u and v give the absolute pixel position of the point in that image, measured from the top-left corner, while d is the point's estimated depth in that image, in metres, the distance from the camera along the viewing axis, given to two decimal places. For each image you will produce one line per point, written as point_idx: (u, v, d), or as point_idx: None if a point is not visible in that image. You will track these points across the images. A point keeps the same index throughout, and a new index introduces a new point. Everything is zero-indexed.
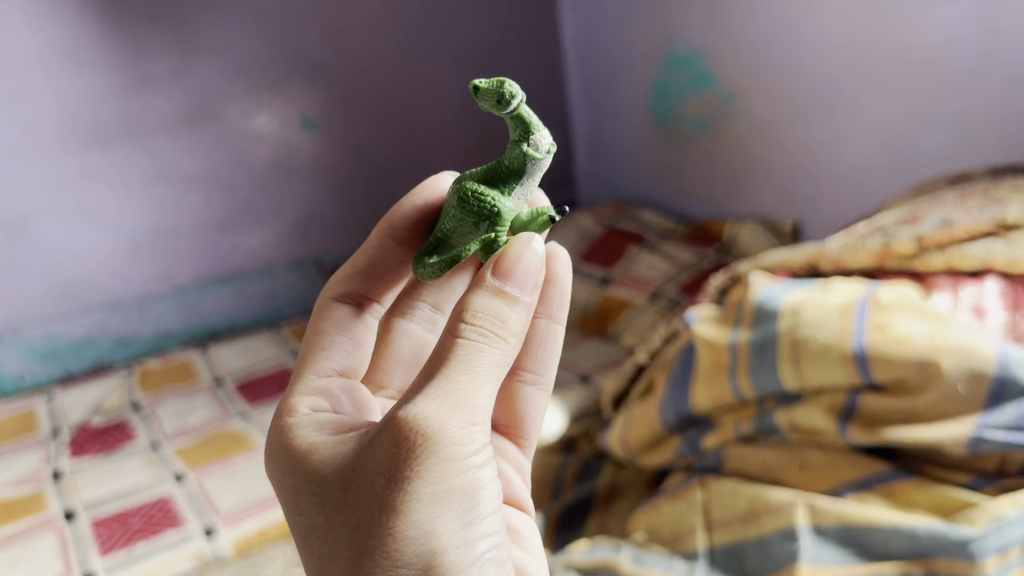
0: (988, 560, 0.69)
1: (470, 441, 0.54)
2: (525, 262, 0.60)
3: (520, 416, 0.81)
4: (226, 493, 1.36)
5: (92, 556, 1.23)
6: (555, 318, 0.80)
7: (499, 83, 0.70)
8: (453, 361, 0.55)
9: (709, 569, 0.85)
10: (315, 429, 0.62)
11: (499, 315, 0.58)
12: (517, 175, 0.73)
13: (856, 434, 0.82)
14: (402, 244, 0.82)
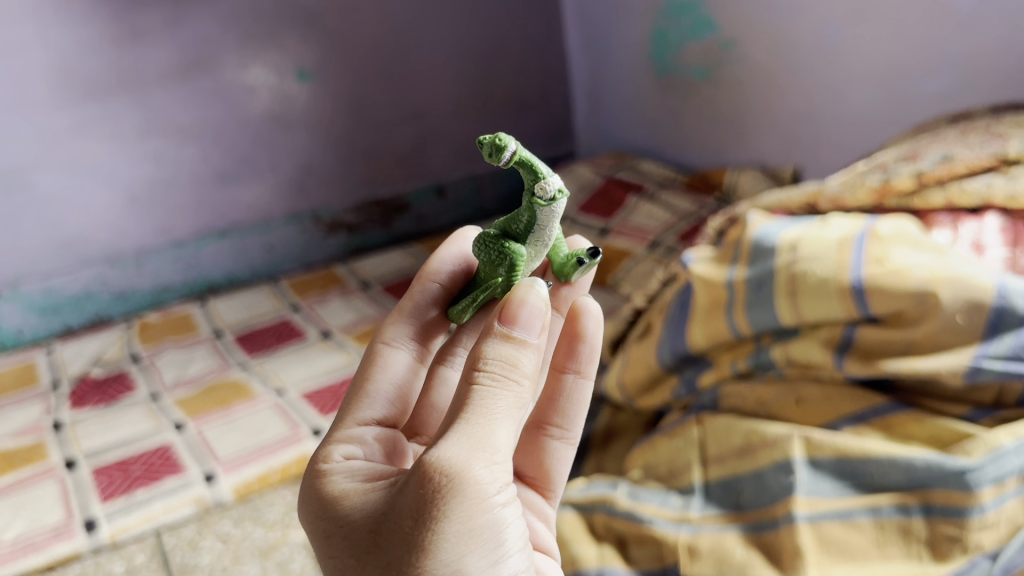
0: (984, 491, 0.70)
1: (493, 480, 0.53)
2: (532, 307, 0.59)
3: (548, 473, 0.76)
4: (226, 440, 1.36)
5: (92, 502, 1.24)
6: (584, 376, 0.76)
7: (493, 136, 0.70)
8: (470, 407, 0.55)
9: (703, 503, 0.85)
10: (346, 476, 0.61)
11: (510, 359, 0.57)
12: (530, 221, 0.72)
13: (853, 366, 0.81)
14: (447, 285, 0.87)
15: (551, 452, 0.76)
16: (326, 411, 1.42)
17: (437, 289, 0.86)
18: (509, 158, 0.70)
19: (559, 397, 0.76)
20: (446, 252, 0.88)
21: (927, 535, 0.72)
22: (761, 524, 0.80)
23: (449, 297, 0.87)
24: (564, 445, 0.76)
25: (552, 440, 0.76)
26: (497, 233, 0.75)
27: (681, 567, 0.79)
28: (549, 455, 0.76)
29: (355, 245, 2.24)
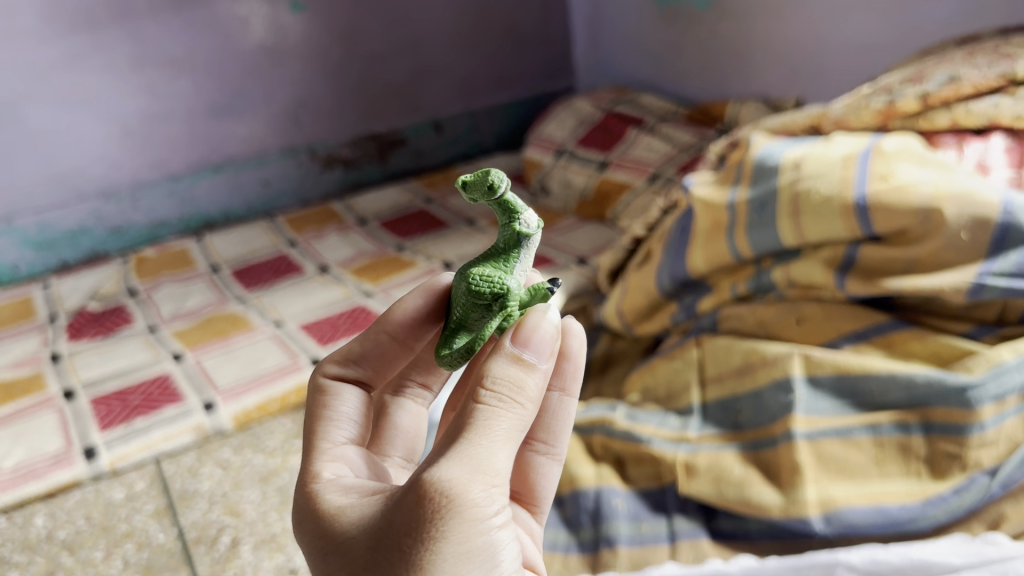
0: (985, 407, 0.70)
1: (490, 503, 0.48)
2: (545, 335, 0.55)
3: (528, 491, 0.64)
4: (225, 369, 1.37)
5: (91, 431, 1.24)
6: (570, 390, 0.63)
7: (484, 172, 0.64)
8: (472, 427, 0.50)
9: (701, 423, 0.86)
10: (339, 489, 0.54)
11: (516, 382, 0.52)
12: (512, 255, 0.66)
13: (855, 286, 0.80)
14: (399, 333, 0.68)
15: (530, 468, 0.63)
16: (324, 341, 1.42)
17: (387, 338, 0.68)
18: (500, 189, 0.64)
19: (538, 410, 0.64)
20: (415, 302, 0.69)
21: (926, 452, 0.73)
22: (760, 443, 0.80)
23: (402, 343, 0.68)
24: (549, 459, 0.64)
25: (533, 451, 0.64)
26: (477, 269, 0.65)
27: (679, 485, 0.80)
28: (529, 470, 0.63)
29: (351, 180, 2.22)
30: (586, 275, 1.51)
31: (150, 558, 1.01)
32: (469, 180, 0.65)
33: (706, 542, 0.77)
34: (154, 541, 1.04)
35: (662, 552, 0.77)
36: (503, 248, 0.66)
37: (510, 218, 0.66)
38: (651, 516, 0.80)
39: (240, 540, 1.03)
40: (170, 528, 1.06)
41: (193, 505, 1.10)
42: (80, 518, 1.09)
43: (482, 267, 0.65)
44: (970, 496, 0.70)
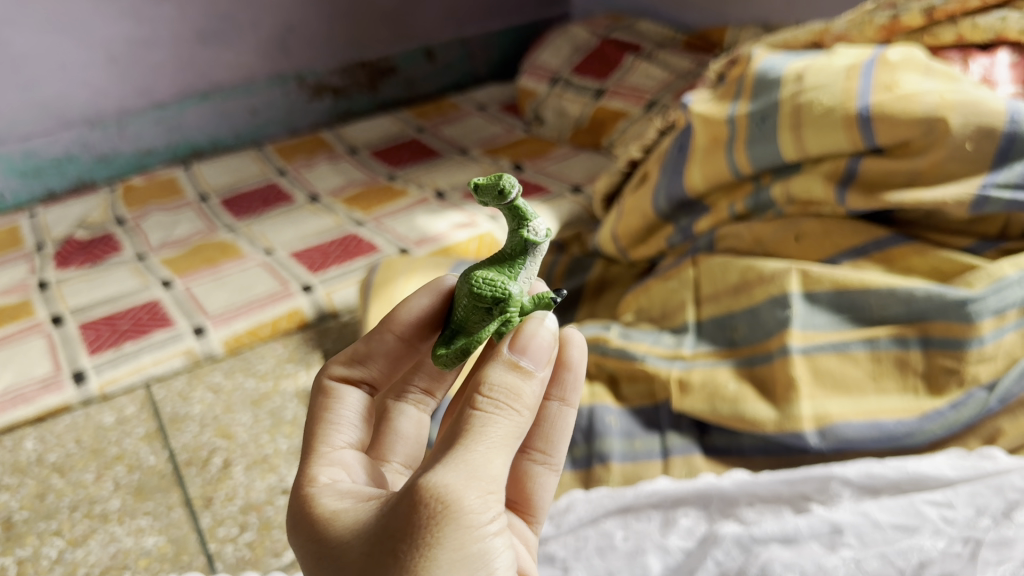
0: (985, 322, 0.70)
1: (487, 509, 0.45)
2: (542, 343, 0.51)
3: (523, 502, 0.61)
4: (214, 295, 1.35)
5: (80, 355, 1.23)
6: (569, 400, 0.60)
7: (497, 176, 0.58)
8: (468, 432, 0.46)
9: (696, 341, 0.85)
10: (335, 493, 0.51)
11: (512, 389, 0.49)
12: (518, 262, 0.61)
13: (856, 201, 0.78)
14: (403, 334, 0.65)
15: (527, 478, 0.61)
16: (315, 268, 1.40)
17: (393, 342, 0.64)
18: (512, 195, 0.58)
19: (537, 420, 0.61)
20: (424, 301, 0.66)
21: (924, 367, 0.73)
22: (755, 358, 0.80)
23: (408, 348, 0.65)
24: (546, 469, 0.61)
25: (530, 460, 0.61)
26: (481, 270, 0.60)
27: (673, 402, 0.80)
28: (525, 479, 0.61)
29: (341, 110, 2.18)
30: (581, 204, 1.50)
31: (141, 480, 1.01)
32: (482, 181, 0.59)
33: (699, 458, 0.78)
34: (145, 463, 1.03)
35: (655, 467, 0.79)
36: (511, 255, 0.60)
37: (519, 224, 0.60)
38: (644, 435, 0.81)
39: (232, 461, 1.02)
40: (161, 451, 1.05)
41: (184, 428, 1.09)
42: (71, 441, 1.08)
43: (487, 271, 0.60)
44: (967, 411, 0.70)
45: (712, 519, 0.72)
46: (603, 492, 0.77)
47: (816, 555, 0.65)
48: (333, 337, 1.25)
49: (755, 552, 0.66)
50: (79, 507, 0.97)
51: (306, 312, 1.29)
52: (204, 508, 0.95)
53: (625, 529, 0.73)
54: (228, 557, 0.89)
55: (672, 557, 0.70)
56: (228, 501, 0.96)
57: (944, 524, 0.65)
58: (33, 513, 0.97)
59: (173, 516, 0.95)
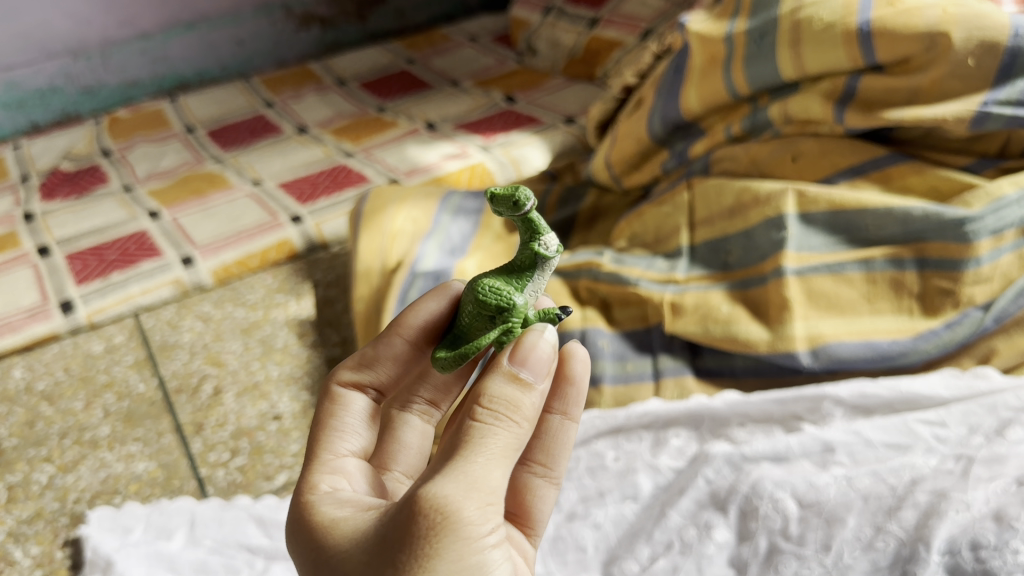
0: (982, 242, 0.69)
1: (486, 520, 0.43)
2: (542, 355, 0.50)
3: (521, 514, 0.59)
4: (202, 226, 1.33)
5: (68, 285, 1.21)
6: (572, 413, 0.59)
7: (514, 187, 0.57)
8: (467, 444, 0.45)
9: (689, 265, 0.84)
10: (334, 501, 0.50)
11: (512, 401, 0.48)
12: (525, 275, 0.59)
13: (854, 120, 0.77)
14: (412, 338, 0.63)
15: (527, 488, 0.59)
16: (304, 199, 1.38)
17: (402, 347, 0.63)
18: (528, 207, 0.57)
19: (538, 431, 0.60)
20: (435, 305, 0.64)
21: (919, 289, 0.72)
22: (749, 281, 0.79)
23: (417, 355, 0.64)
24: (547, 481, 0.60)
25: (530, 471, 0.60)
26: (489, 278, 0.59)
27: (665, 325, 0.80)
28: (524, 491, 0.59)
29: (329, 41, 2.14)
30: (574, 134, 1.48)
31: (131, 407, 1.00)
32: (498, 192, 0.58)
33: (690, 379, 0.79)
34: (134, 391, 1.03)
35: (646, 389, 0.80)
36: (519, 266, 0.59)
37: (531, 237, 0.59)
38: (636, 357, 0.81)
39: (222, 388, 1.02)
40: (150, 378, 1.05)
41: (174, 356, 1.08)
42: (59, 370, 1.08)
43: (495, 279, 0.59)
44: (962, 330, 0.70)
45: (702, 440, 0.74)
46: (594, 413, 0.78)
47: (808, 473, 0.66)
48: (323, 267, 1.24)
49: (746, 470, 0.69)
50: (69, 434, 0.97)
51: (296, 242, 1.28)
52: (195, 434, 0.95)
53: (616, 449, 0.76)
54: (219, 481, 0.89)
55: (662, 476, 0.73)
56: (219, 427, 0.96)
57: (936, 443, 0.65)
58: (22, 441, 0.96)
59: (163, 442, 0.94)
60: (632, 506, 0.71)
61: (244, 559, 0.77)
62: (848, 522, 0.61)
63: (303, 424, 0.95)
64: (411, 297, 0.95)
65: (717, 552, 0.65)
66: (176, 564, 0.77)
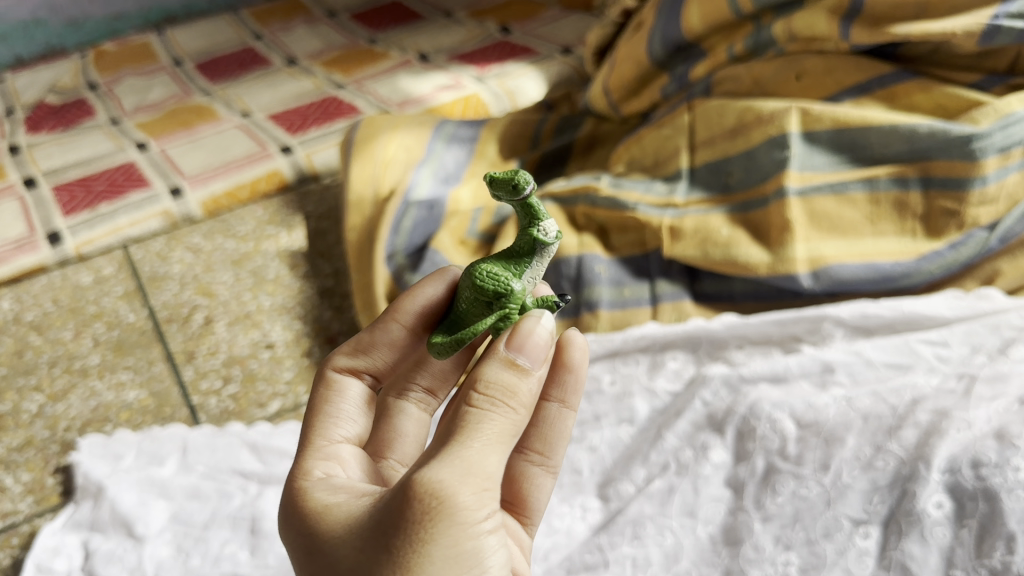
0: (989, 161, 0.67)
1: (481, 506, 0.42)
2: (540, 341, 0.47)
3: (518, 503, 0.57)
4: (190, 157, 1.30)
5: (55, 217, 1.19)
6: (570, 402, 0.58)
7: (513, 171, 0.53)
8: (463, 428, 0.43)
9: (689, 188, 0.83)
10: (329, 488, 0.48)
11: (508, 386, 0.45)
12: (524, 261, 0.54)
13: (860, 36, 0.75)
14: (409, 324, 0.59)
15: (523, 477, 0.57)
16: (294, 130, 1.35)
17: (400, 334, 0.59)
18: (527, 191, 0.52)
19: (535, 420, 0.58)
20: (436, 291, 0.60)
21: (923, 209, 0.71)
22: (749, 203, 0.77)
23: (416, 343, 0.61)
24: (544, 470, 0.58)
25: (527, 460, 0.58)
26: (486, 263, 0.55)
27: (664, 249, 0.79)
28: (521, 479, 0.57)
29: None
30: (572, 65, 1.45)
31: (121, 337, 0.99)
32: (497, 177, 0.54)
33: (688, 303, 0.78)
34: (124, 321, 1.01)
35: (643, 314, 0.79)
36: (517, 252, 0.54)
37: (530, 223, 0.54)
38: (633, 282, 0.80)
39: (214, 318, 1.00)
40: (140, 309, 1.03)
41: (164, 287, 1.07)
42: (48, 301, 1.06)
43: (494, 263, 0.54)
44: (967, 251, 0.69)
45: (699, 363, 0.74)
46: (590, 336, 0.78)
47: (807, 393, 0.65)
48: (315, 199, 1.22)
49: (743, 391, 0.68)
50: (59, 363, 0.96)
51: (286, 174, 1.25)
52: (187, 363, 0.94)
53: (612, 373, 0.76)
54: (212, 409, 0.88)
55: (659, 400, 0.72)
56: (210, 356, 0.95)
57: (938, 363, 0.65)
58: (11, 370, 0.95)
59: (154, 370, 0.93)
60: (628, 430, 0.71)
61: (237, 485, 0.76)
62: (847, 442, 0.61)
63: (296, 353, 0.94)
64: (405, 226, 0.93)
65: (713, 473, 0.65)
66: (169, 490, 0.76)
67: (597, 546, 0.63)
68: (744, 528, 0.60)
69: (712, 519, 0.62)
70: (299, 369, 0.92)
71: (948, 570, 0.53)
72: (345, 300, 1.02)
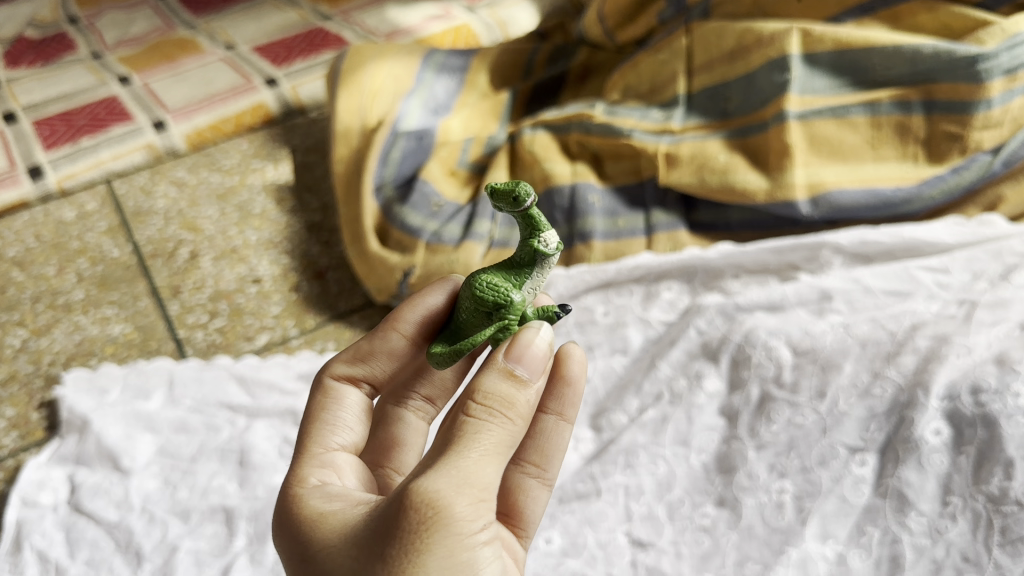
0: (995, 83, 0.65)
1: (479, 517, 0.38)
2: (539, 352, 0.43)
3: (513, 515, 0.50)
4: (173, 90, 1.26)
5: (35, 151, 1.14)
6: (568, 414, 0.52)
7: (514, 182, 0.48)
8: (459, 439, 0.40)
9: (686, 115, 0.81)
10: (324, 495, 0.44)
11: (506, 398, 0.41)
12: (525, 272, 0.50)
13: None
14: (411, 333, 0.55)
15: (517, 488, 0.50)
16: (279, 62, 1.32)
17: (400, 343, 0.55)
18: (529, 203, 0.48)
19: (530, 432, 0.52)
20: (438, 299, 0.55)
21: (925, 133, 0.70)
22: (747, 129, 0.76)
23: (417, 352, 0.56)
24: (540, 483, 0.51)
25: (523, 472, 0.51)
26: (486, 273, 0.50)
27: (659, 177, 0.77)
28: (515, 491, 0.50)
29: None
30: None
31: (106, 272, 0.97)
32: (499, 188, 0.49)
33: (683, 233, 0.77)
34: (108, 256, 0.99)
35: (638, 245, 0.77)
36: (517, 262, 0.50)
37: (531, 235, 0.50)
38: (628, 212, 0.78)
39: (199, 253, 0.98)
40: (125, 244, 1.01)
41: (148, 222, 1.04)
42: (30, 237, 1.04)
43: (492, 273, 0.50)
44: (970, 176, 0.68)
45: (694, 293, 0.73)
46: (583, 268, 0.75)
47: (803, 321, 0.64)
48: (300, 133, 1.19)
49: (738, 320, 0.67)
50: (42, 299, 0.94)
51: (272, 106, 1.22)
52: (172, 297, 0.92)
53: (606, 304, 0.74)
54: (198, 342, 0.87)
55: (653, 330, 0.71)
56: (196, 290, 0.93)
57: (938, 290, 0.64)
58: None
59: (139, 305, 0.92)
60: (621, 360, 0.70)
61: (225, 418, 0.75)
62: (844, 369, 0.60)
63: (284, 287, 0.93)
64: (393, 157, 0.90)
65: (708, 402, 0.64)
66: (155, 423, 0.75)
67: (590, 475, 0.63)
68: (739, 456, 0.60)
69: (706, 448, 0.62)
70: (287, 303, 0.91)
71: (945, 497, 0.52)
72: (333, 235, 1.00)
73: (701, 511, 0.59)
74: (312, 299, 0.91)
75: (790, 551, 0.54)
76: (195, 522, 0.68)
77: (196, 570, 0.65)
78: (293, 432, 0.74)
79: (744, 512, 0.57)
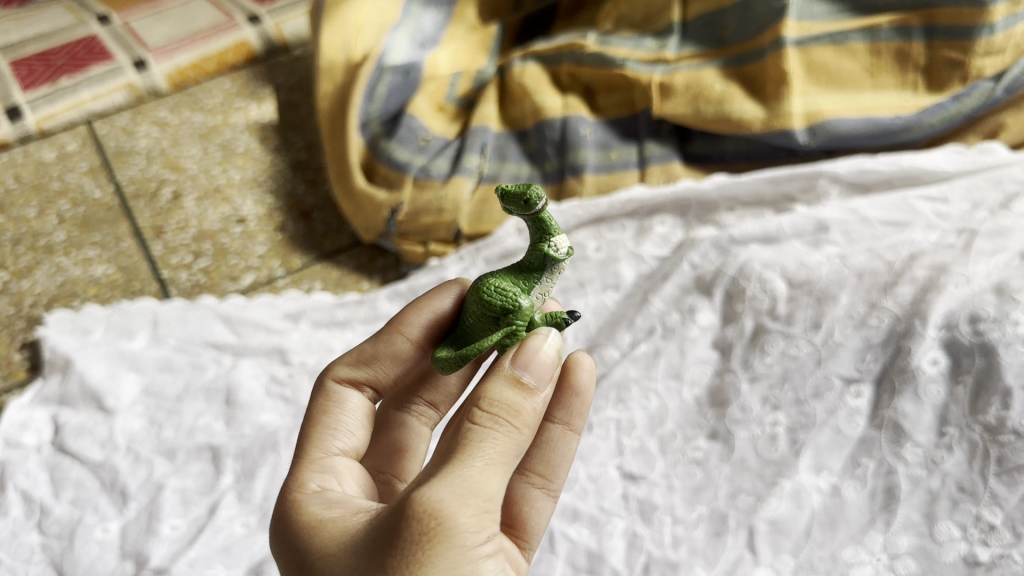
0: (998, 7, 0.63)
1: (483, 529, 0.36)
2: (548, 358, 0.41)
3: (516, 526, 0.47)
4: (155, 28, 1.19)
5: (13, 92, 1.10)
6: (576, 424, 0.49)
7: (525, 185, 0.45)
8: (464, 447, 0.37)
9: (681, 43, 0.78)
10: (324, 502, 0.41)
11: (512, 405, 0.39)
12: (532, 277, 0.47)
13: None
14: (418, 337, 0.51)
15: (520, 499, 0.48)
16: None
17: (405, 347, 0.51)
18: (540, 205, 0.45)
19: (535, 440, 0.49)
20: (446, 302, 0.52)
21: (925, 61, 0.68)
22: (744, 57, 0.73)
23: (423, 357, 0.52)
24: (545, 493, 0.48)
25: (526, 482, 0.48)
26: (493, 276, 0.47)
27: (653, 108, 0.76)
28: (518, 502, 0.48)
29: None
30: None
31: (88, 213, 0.95)
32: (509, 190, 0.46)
33: (678, 165, 0.76)
34: (90, 197, 0.97)
35: (631, 178, 0.76)
36: (525, 266, 0.47)
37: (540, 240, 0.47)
38: (621, 144, 0.77)
39: (182, 193, 0.96)
40: (106, 185, 0.99)
41: (130, 162, 1.02)
42: (10, 178, 1.01)
43: (500, 276, 0.47)
44: (970, 103, 0.67)
45: (688, 227, 0.71)
46: (574, 203, 0.74)
47: (799, 253, 0.63)
48: (284, 71, 1.16)
49: (733, 253, 0.66)
50: (22, 241, 0.92)
51: (254, 44, 1.19)
52: (155, 238, 0.91)
53: (598, 239, 0.73)
54: (183, 283, 0.85)
55: (646, 265, 0.70)
56: (180, 231, 0.91)
57: (936, 220, 0.62)
58: None
59: (122, 246, 0.90)
60: (613, 296, 0.69)
61: (211, 357, 0.74)
62: (840, 300, 0.59)
63: (269, 227, 0.91)
64: (380, 92, 0.87)
65: (701, 335, 0.63)
66: (139, 363, 0.73)
67: None
68: (732, 389, 0.59)
69: (698, 381, 0.61)
70: (272, 243, 0.89)
71: (942, 428, 0.51)
72: (318, 174, 0.98)
73: (693, 445, 0.58)
74: (298, 239, 0.89)
75: (784, 483, 0.53)
76: (181, 460, 0.67)
77: (183, 508, 0.64)
78: (280, 370, 0.73)
79: (737, 445, 0.56)
